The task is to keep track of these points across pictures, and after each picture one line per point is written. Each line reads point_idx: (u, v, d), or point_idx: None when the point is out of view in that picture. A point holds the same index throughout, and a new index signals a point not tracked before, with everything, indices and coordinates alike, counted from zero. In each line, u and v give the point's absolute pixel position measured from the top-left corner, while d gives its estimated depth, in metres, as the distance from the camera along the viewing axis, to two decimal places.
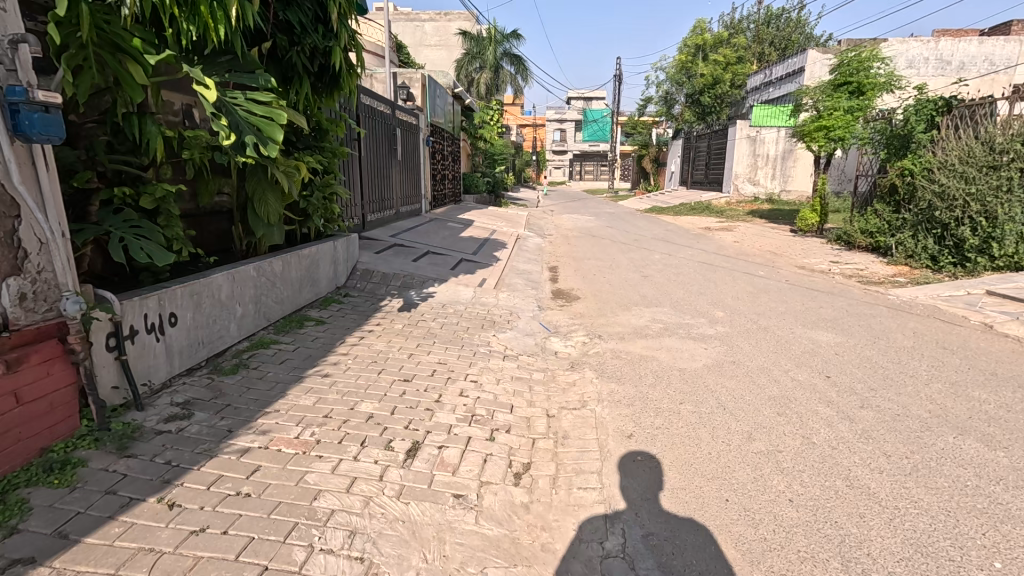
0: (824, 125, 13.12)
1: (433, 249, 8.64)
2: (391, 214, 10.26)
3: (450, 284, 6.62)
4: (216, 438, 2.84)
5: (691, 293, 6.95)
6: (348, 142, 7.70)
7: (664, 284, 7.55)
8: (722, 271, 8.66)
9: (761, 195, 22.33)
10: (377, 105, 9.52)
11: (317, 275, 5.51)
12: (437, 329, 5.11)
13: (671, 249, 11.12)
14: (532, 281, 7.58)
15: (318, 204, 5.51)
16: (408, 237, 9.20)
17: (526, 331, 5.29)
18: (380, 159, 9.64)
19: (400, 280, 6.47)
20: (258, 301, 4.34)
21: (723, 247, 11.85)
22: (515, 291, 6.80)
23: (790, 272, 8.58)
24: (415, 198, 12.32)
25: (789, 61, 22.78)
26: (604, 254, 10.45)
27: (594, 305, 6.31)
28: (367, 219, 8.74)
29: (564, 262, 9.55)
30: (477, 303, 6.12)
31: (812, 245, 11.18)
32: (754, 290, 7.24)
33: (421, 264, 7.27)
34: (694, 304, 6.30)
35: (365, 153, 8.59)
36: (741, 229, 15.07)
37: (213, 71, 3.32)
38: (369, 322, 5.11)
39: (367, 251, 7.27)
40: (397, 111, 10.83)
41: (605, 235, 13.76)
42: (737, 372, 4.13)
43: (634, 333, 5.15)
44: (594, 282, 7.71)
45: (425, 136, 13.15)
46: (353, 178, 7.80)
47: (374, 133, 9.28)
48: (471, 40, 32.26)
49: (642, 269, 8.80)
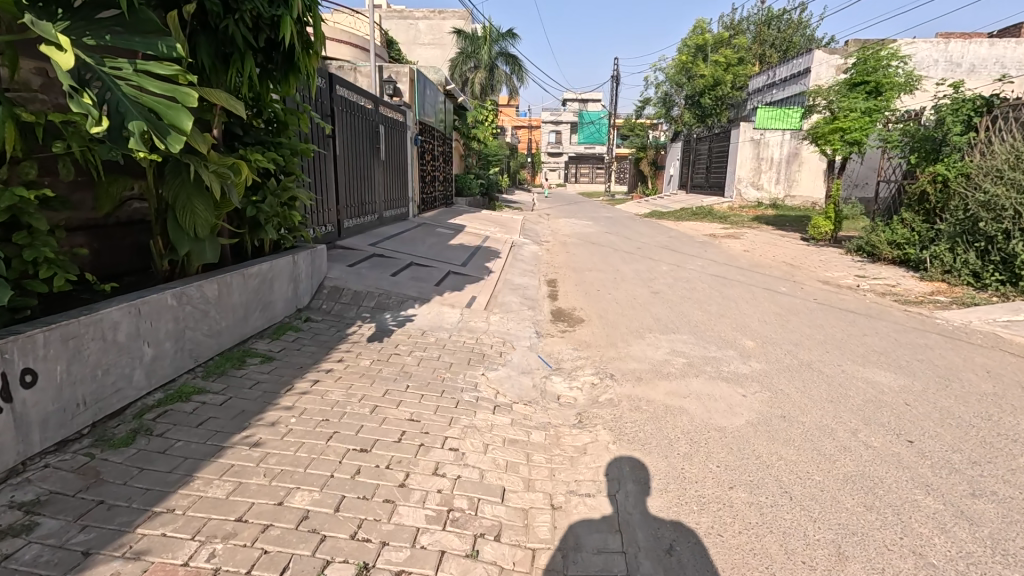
0: (839, 127, 12.29)
1: (417, 259, 7.73)
2: (374, 219, 9.36)
3: (433, 304, 5.68)
4: (58, 570, 1.91)
5: (711, 315, 6.05)
6: (319, 138, 6.74)
7: (678, 303, 6.65)
8: (740, 286, 7.78)
9: (764, 199, 21.55)
10: (358, 99, 8.60)
11: (270, 296, 4.56)
12: (413, 366, 4.17)
13: (679, 259, 10.26)
14: (528, 299, 6.66)
15: (273, 211, 4.60)
16: (390, 245, 8.28)
17: (522, 368, 4.37)
18: (361, 159, 8.74)
19: (375, 300, 5.54)
20: (180, 337, 3.40)
21: (733, 256, 11.00)
22: (509, 313, 5.88)
23: (815, 289, 7.72)
24: (402, 201, 11.41)
25: (794, 61, 21.98)
26: (607, 265, 9.56)
27: (600, 330, 5.40)
28: (343, 225, 7.83)
29: (563, 274, 8.64)
30: (464, 328, 5.19)
31: (830, 256, 10.35)
32: (781, 311, 6.37)
33: (401, 278, 6.32)
34: (717, 330, 5.41)
35: (341, 152, 7.69)
36: (749, 236, 14.21)
37: (88, 31, 2.36)
38: (330, 358, 4.17)
39: (339, 264, 6.32)
40: (381, 107, 9.87)
41: (606, 243, 12.88)
42: (792, 434, 3.24)
43: (652, 372, 4.24)
44: (599, 300, 6.81)
45: (413, 134, 12.20)
46: (324, 181, 6.90)
47: (354, 130, 8.37)
48: (465, 38, 31.36)
49: (650, 284, 7.91)
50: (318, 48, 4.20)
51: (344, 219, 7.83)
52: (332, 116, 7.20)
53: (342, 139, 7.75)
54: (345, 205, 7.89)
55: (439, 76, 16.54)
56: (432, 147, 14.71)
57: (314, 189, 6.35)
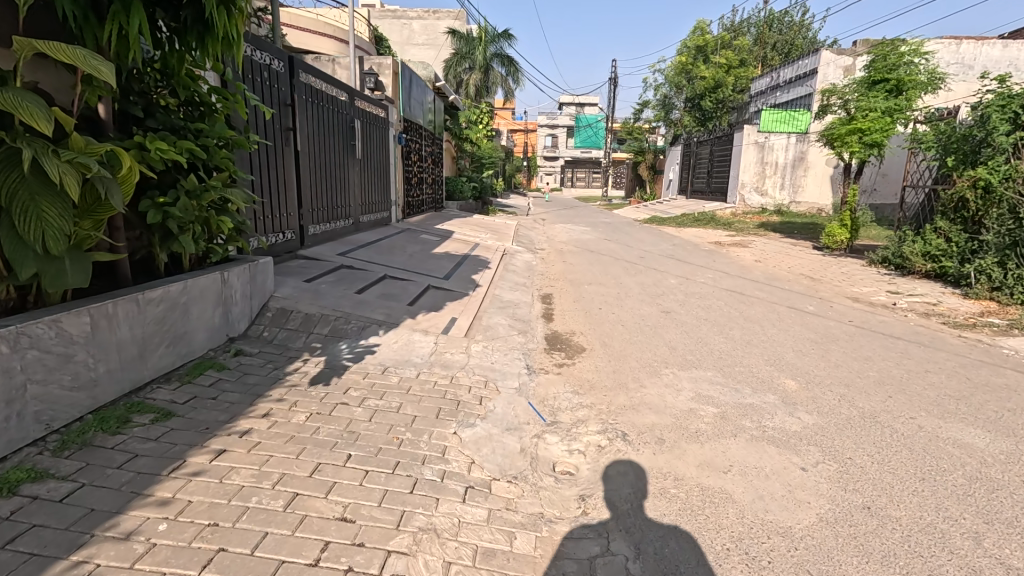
0: (857, 128, 11.39)
1: (392, 272, 6.74)
2: (347, 224, 8.38)
3: (402, 330, 4.67)
4: None
5: (735, 343, 5.08)
6: (270, 129, 5.74)
7: (694, 326, 5.68)
8: (760, 304, 6.84)
9: (769, 205, 20.72)
10: (331, 90, 7.67)
11: (182, 326, 3.53)
12: (361, 424, 3.15)
13: (687, 270, 9.31)
14: (518, 320, 5.66)
15: (190, 217, 3.61)
16: (363, 255, 7.30)
17: (508, 423, 3.36)
18: (333, 157, 7.78)
19: (330, 326, 4.52)
20: (15, 397, 2.38)
21: (745, 267, 10.06)
22: (495, 340, 4.89)
23: (845, 308, 6.78)
24: (383, 204, 10.44)
25: (799, 63, 21.20)
26: (608, 277, 8.59)
27: (605, 365, 4.42)
28: (307, 231, 6.86)
29: (560, 288, 7.66)
30: (437, 363, 4.18)
31: (852, 268, 9.45)
32: (816, 336, 5.41)
33: (366, 296, 5.32)
34: (748, 366, 4.43)
35: (305, 148, 6.74)
36: (758, 245, 13.29)
37: None
38: (252, 411, 3.15)
39: (293, 279, 5.31)
40: (358, 99, 8.86)
41: (606, 251, 11.93)
42: (889, 544, 2.25)
43: (676, 432, 3.25)
44: (602, 321, 5.84)
45: (396, 132, 11.23)
46: (277, 179, 5.94)
47: (324, 123, 7.42)
48: (460, 39, 30.39)
49: (658, 301, 6.94)
50: (244, 7, 3.28)
51: (308, 224, 6.88)
52: (294, 105, 6.27)
53: (307, 133, 6.82)
54: (310, 209, 6.93)
55: (429, 73, 15.55)
56: (419, 147, 13.75)
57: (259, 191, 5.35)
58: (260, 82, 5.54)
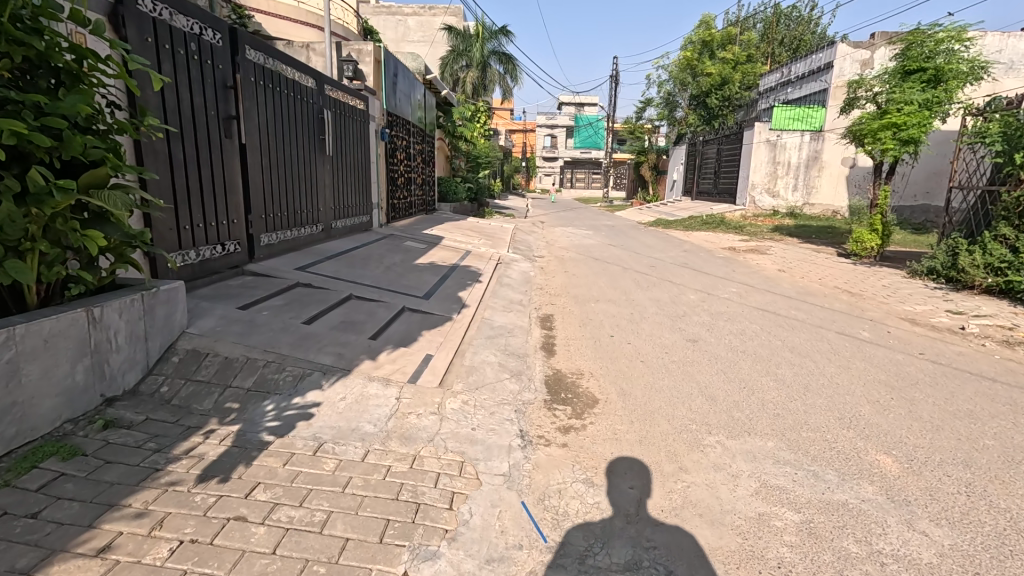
0: (891, 122, 10.24)
1: (359, 291, 5.57)
2: (315, 231, 7.23)
3: (355, 380, 3.50)
4: None
5: (790, 391, 3.93)
6: (197, 115, 4.58)
7: (731, 363, 4.53)
8: (804, 329, 5.69)
9: (781, 208, 19.62)
10: (294, 73, 6.53)
11: (5, 397, 2.36)
12: (257, 564, 1.98)
13: (706, 284, 8.16)
14: (511, 357, 4.49)
15: (21, 231, 2.45)
16: (328, 269, 6.15)
17: (490, 550, 2.20)
18: (297, 153, 6.66)
19: (255, 376, 3.35)
20: None
21: (771, 278, 8.92)
22: (481, 389, 3.71)
23: (906, 334, 5.62)
24: (362, 208, 9.30)
25: (813, 57, 20.14)
26: (617, 293, 7.45)
27: (627, 430, 3.26)
28: (257, 241, 5.71)
29: (563, 308, 6.52)
30: (396, 434, 3.00)
31: (894, 281, 8.29)
32: (889, 378, 4.25)
33: (316, 329, 4.15)
34: (818, 432, 3.27)
35: (255, 141, 5.60)
36: (778, 251, 12.16)
37: None
38: (83, 543, 1.99)
39: (222, 308, 4.13)
40: (328, 87, 7.69)
41: (612, 259, 10.76)
42: None
43: (750, 572, 2.09)
44: (616, 356, 4.68)
45: (378, 127, 10.07)
46: (210, 178, 4.81)
47: (284, 113, 6.30)
48: (457, 36, 29.47)
49: (681, 325, 5.79)
50: None
51: (260, 233, 5.75)
52: (237, 87, 5.13)
53: (260, 121, 5.70)
54: (262, 215, 5.79)
55: (419, 65, 14.42)
56: (407, 145, 12.62)
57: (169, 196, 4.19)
58: (186, 54, 4.41)
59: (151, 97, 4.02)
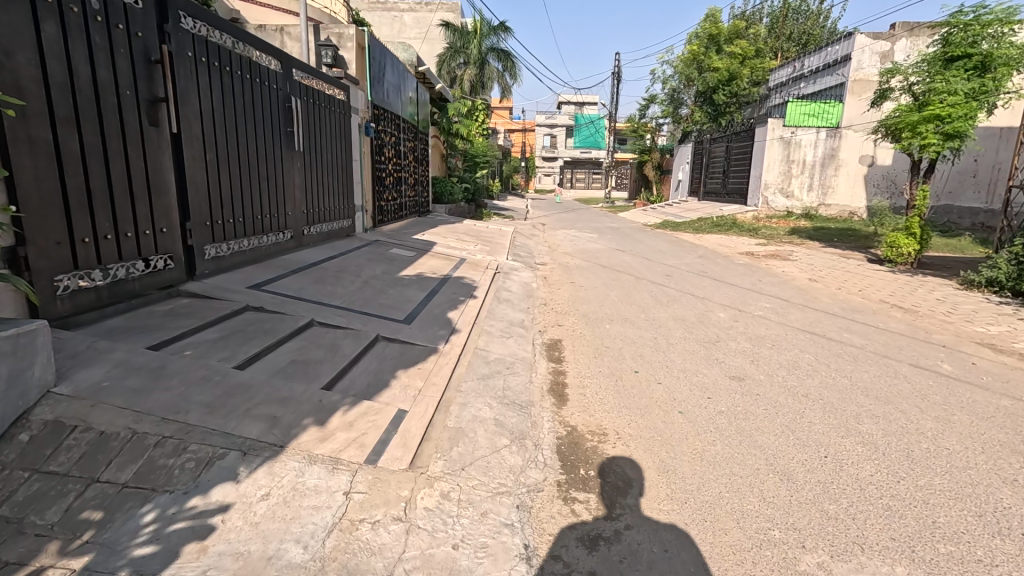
0: (934, 114, 9.17)
1: (324, 315, 4.53)
2: (280, 238, 6.18)
3: (288, 463, 2.43)
4: None
5: (891, 464, 2.89)
6: (101, 95, 3.52)
7: (797, 416, 3.49)
8: (869, 359, 4.66)
9: (795, 208, 18.62)
10: (252, 52, 5.47)
11: None
12: None
13: (734, 298, 7.11)
14: (512, 409, 3.45)
15: None
16: (289, 286, 5.10)
17: None
18: (257, 149, 5.61)
19: (138, 463, 2.28)
20: None
21: (805, 290, 7.90)
22: (470, 469, 2.67)
23: (994, 366, 4.60)
24: (342, 212, 8.25)
25: (828, 49, 19.15)
26: (634, 310, 6.42)
27: (683, 547, 2.22)
28: (198, 253, 4.65)
29: (573, 331, 5.48)
30: (336, 568, 1.94)
31: (948, 293, 7.27)
32: (1012, 438, 3.22)
33: (250, 379, 3.10)
34: (963, 546, 2.24)
35: (193, 130, 4.54)
36: (802, 257, 11.16)
37: None
38: None
39: (121, 351, 3.06)
40: (298, 71, 6.60)
41: (622, 267, 9.71)
42: None
43: None
44: (646, 404, 3.64)
45: (361, 121, 8.98)
46: (125, 175, 3.76)
47: (238, 99, 5.24)
48: (454, 33, 28.46)
49: (719, 355, 4.75)
50: None
51: (203, 243, 4.71)
52: (165, 61, 4.07)
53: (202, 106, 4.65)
54: (205, 221, 4.74)
55: (409, 55, 13.34)
56: (397, 142, 11.57)
57: (49, 201, 3.15)
58: (83, 13, 3.35)
59: (22, 67, 2.96)
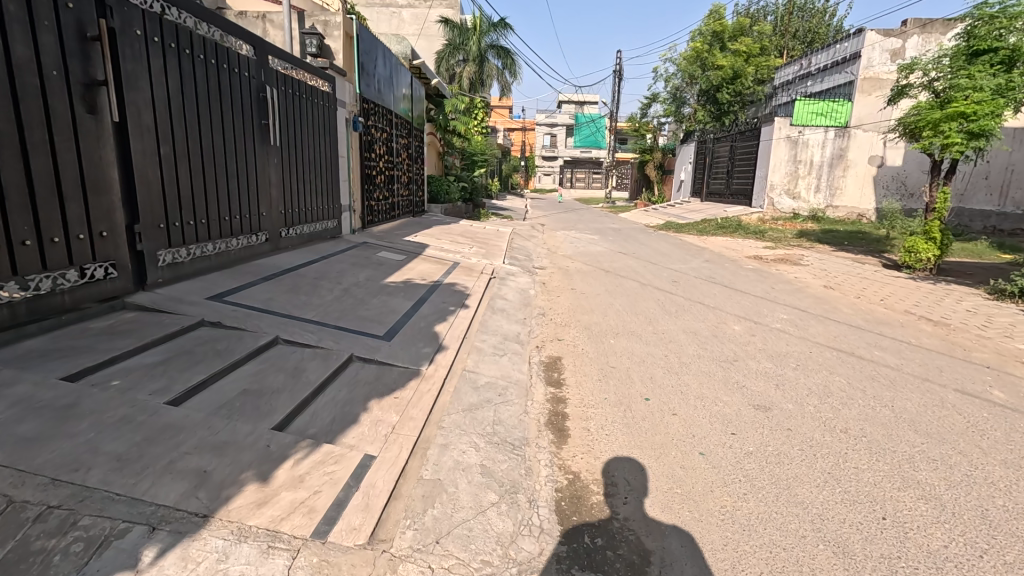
0: (958, 112, 8.62)
1: (291, 331, 3.98)
2: (252, 241, 5.62)
3: (210, 543, 1.87)
4: None
5: (966, 531, 2.35)
6: (17, 73, 2.96)
7: (840, 461, 2.95)
8: (908, 383, 4.14)
9: (802, 210, 18.00)
10: (217, 34, 4.91)
11: None
12: None
13: (748, 308, 6.57)
14: (502, 450, 2.92)
15: None
16: (256, 296, 4.54)
17: None
18: (225, 143, 5.06)
19: (5, 546, 1.70)
20: None
21: (822, 298, 7.37)
22: (446, 543, 2.13)
23: None
24: (326, 212, 7.70)
25: (836, 47, 18.65)
26: (641, 320, 5.89)
27: None
28: (150, 260, 4.10)
29: (574, 346, 4.94)
30: None
31: (979, 304, 6.75)
32: None
33: (184, 419, 2.54)
34: None
35: (143, 118, 3.99)
36: (814, 262, 10.65)
37: None
38: None
39: (24, 385, 2.50)
40: (274, 59, 6.03)
41: (625, 272, 9.15)
42: None
43: None
44: (660, 443, 3.10)
45: (347, 115, 8.42)
46: (51, 171, 3.20)
47: (201, 86, 4.69)
48: (453, 29, 27.91)
49: (739, 377, 4.22)
50: None
51: (155, 248, 4.15)
52: (105, 38, 3.51)
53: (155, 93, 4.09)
54: (158, 223, 4.18)
55: (404, 48, 12.79)
56: (389, 138, 11.02)
57: None
58: None
59: None
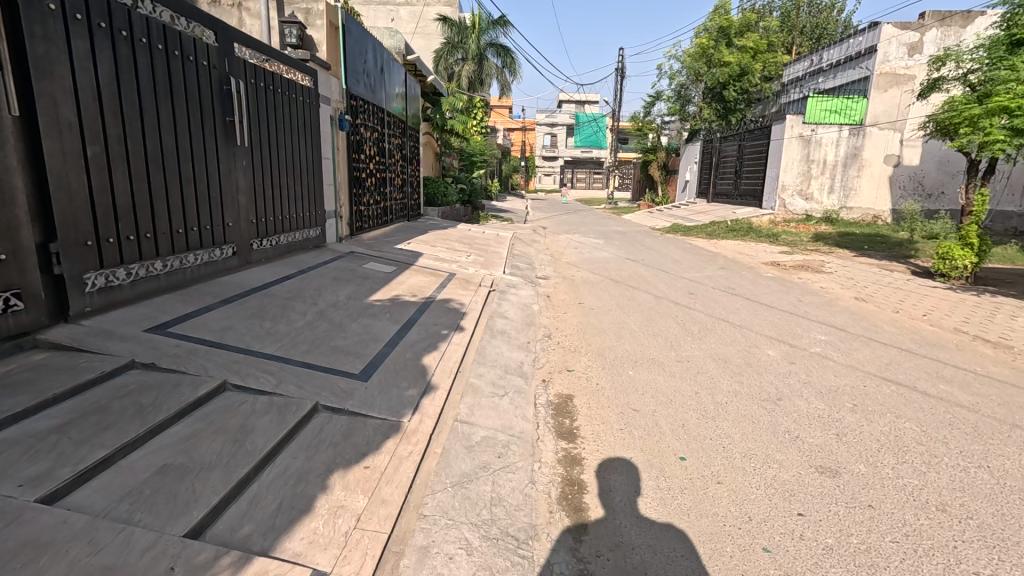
0: (1001, 105, 7.68)
1: (244, 373, 3.26)
2: (214, 256, 4.88)
3: None
4: None
5: None
6: None
7: (952, 561, 2.22)
8: (997, 432, 3.40)
9: (815, 212, 17.23)
10: (165, 15, 4.17)
11: None
12: None
13: (779, 327, 5.83)
14: (503, 552, 2.20)
15: None
16: (209, 326, 3.81)
17: None
18: (178, 143, 4.32)
19: None
20: None
21: (858, 313, 6.64)
22: None
23: None
24: (308, 219, 6.98)
25: (850, 41, 17.94)
26: (662, 344, 5.14)
27: None
28: (74, 284, 3.37)
29: (587, 380, 4.21)
30: None
31: None
32: None
33: (60, 528, 1.81)
34: None
35: (61, 111, 3.24)
36: (837, 269, 9.91)
37: None
38: None
39: None
40: (241, 47, 5.29)
41: (637, 283, 8.42)
42: None
43: None
44: (709, 533, 2.38)
45: (331, 111, 7.68)
46: None
47: (145, 76, 3.95)
48: (452, 27, 27.21)
49: (790, 425, 3.47)
50: None
51: (82, 271, 3.41)
52: None
53: (80, 82, 3.36)
54: (85, 240, 3.44)
55: (396, 42, 11.97)
56: (381, 138, 10.28)
57: None
58: None
59: None
